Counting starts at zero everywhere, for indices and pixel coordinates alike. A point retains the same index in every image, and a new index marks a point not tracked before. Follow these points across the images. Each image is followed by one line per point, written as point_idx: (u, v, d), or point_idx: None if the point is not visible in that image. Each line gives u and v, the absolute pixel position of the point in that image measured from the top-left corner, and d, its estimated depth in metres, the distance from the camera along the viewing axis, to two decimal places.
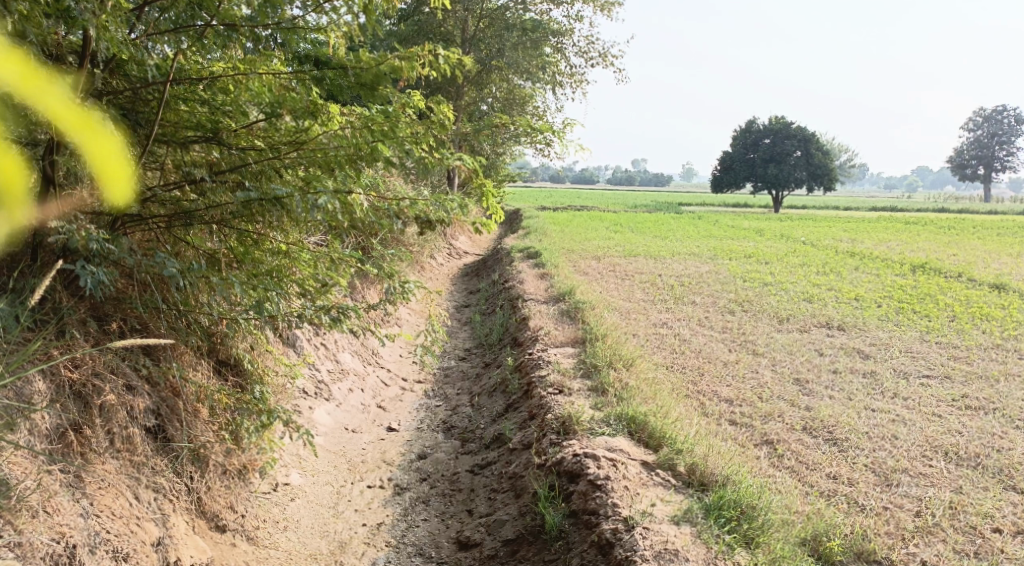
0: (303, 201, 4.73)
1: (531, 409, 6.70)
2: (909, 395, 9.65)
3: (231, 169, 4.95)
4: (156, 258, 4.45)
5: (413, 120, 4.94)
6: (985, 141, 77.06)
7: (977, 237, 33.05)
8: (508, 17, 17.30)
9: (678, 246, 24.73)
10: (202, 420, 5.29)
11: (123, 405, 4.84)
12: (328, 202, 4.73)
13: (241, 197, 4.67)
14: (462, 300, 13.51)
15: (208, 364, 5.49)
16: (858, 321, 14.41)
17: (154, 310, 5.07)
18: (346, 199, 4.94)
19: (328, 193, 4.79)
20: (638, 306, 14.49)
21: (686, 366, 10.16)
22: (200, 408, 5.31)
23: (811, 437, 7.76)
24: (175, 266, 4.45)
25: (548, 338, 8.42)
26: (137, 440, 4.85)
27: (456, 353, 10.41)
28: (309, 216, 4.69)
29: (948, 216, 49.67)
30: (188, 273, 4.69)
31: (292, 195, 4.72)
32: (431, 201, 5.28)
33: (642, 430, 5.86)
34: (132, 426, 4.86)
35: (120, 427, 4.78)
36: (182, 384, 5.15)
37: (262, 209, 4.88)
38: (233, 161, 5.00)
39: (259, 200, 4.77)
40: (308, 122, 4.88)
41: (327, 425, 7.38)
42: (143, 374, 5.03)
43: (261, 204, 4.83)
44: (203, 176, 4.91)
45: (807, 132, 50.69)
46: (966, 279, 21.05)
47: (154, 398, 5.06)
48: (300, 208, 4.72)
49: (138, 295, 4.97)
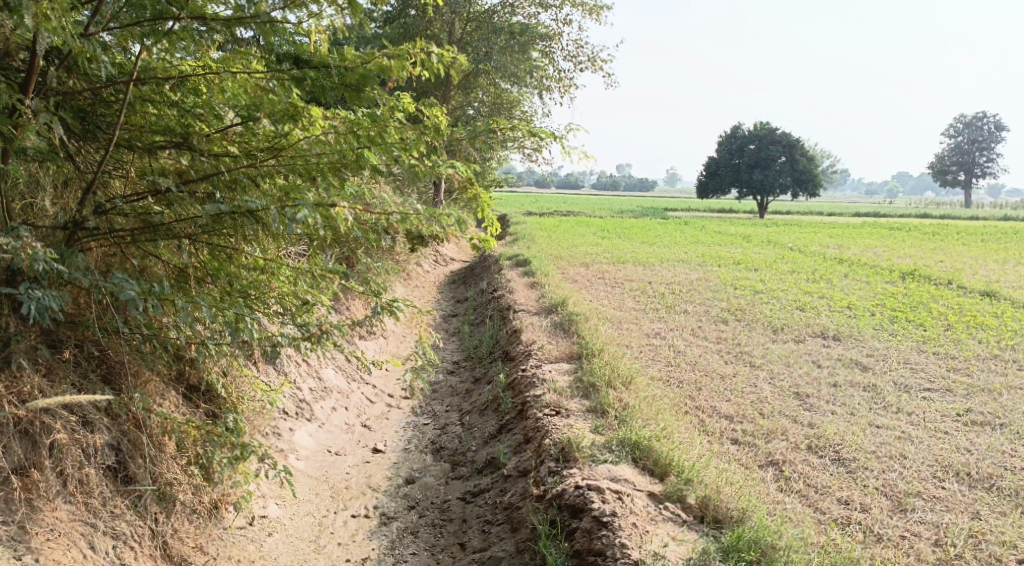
0: (280, 214, 4.34)
1: (526, 432, 6.32)
2: (913, 409, 9.32)
3: (201, 178, 4.50)
4: (113, 279, 4.05)
5: (405, 125, 4.57)
6: (966, 147, 77.47)
7: (963, 243, 32.95)
8: (496, 21, 16.93)
9: (667, 253, 24.43)
10: (169, 456, 4.87)
11: (76, 443, 4.49)
12: (308, 215, 4.34)
13: (211, 211, 4.26)
14: (449, 309, 13.09)
15: (176, 393, 5.10)
16: (853, 331, 14.11)
17: (114, 334, 4.68)
18: (329, 212, 4.53)
19: (308, 207, 4.39)
20: (629, 315, 14.13)
21: (682, 380, 9.79)
22: (166, 442, 4.89)
23: (817, 458, 7.40)
24: (134, 288, 4.04)
25: (542, 353, 8.04)
26: (93, 481, 4.50)
27: (444, 367, 9.99)
28: (286, 233, 4.27)
29: (933, 222, 49.70)
30: (150, 296, 4.27)
31: (267, 208, 4.31)
32: (423, 215, 4.89)
33: (647, 457, 5.50)
34: (88, 465, 4.51)
35: (74, 468, 4.45)
36: (145, 414, 4.73)
37: (235, 223, 4.50)
38: (204, 169, 4.57)
39: (230, 213, 4.37)
40: (289, 126, 4.44)
41: (308, 448, 6.97)
42: (101, 406, 4.66)
43: (235, 220, 4.47)
44: (170, 186, 4.47)
45: (792, 138, 50.65)
46: (957, 287, 20.83)
47: (113, 432, 4.69)
48: (276, 221, 4.32)
49: (96, 317, 4.60)
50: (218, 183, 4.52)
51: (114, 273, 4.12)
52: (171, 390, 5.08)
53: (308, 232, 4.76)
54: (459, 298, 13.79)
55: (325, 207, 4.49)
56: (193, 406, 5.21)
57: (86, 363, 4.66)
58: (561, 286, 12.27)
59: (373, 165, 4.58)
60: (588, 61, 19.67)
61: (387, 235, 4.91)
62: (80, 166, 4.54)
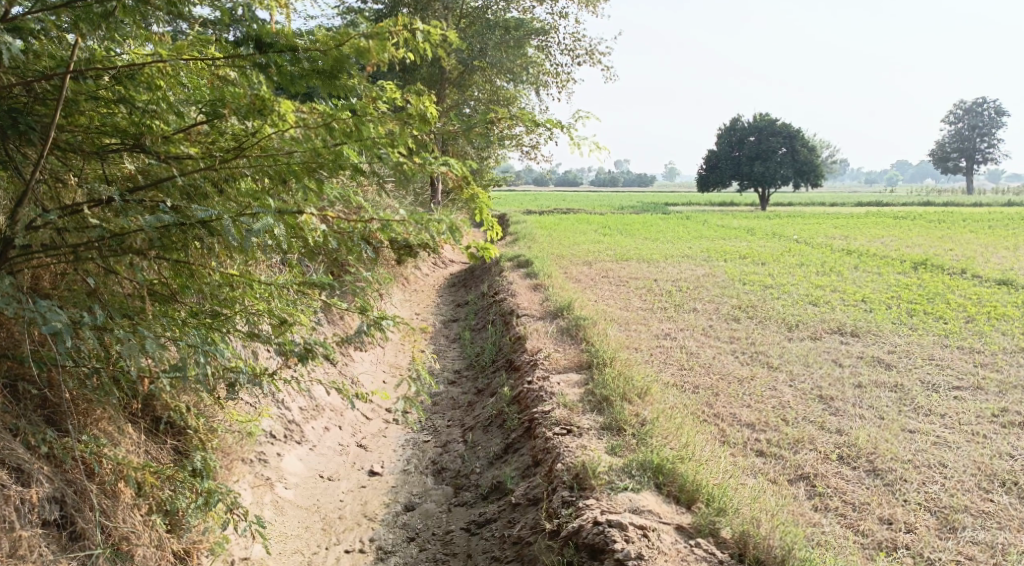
0: (234, 225, 3.74)
1: (535, 454, 5.76)
2: (946, 411, 8.74)
3: (151, 185, 4.00)
4: (35, 307, 3.48)
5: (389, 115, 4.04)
6: (967, 134, 76.75)
7: (973, 231, 32.28)
8: (489, 18, 16.42)
9: (670, 248, 23.85)
10: (126, 505, 4.32)
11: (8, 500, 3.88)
12: (269, 226, 3.74)
13: (153, 223, 3.69)
14: (449, 314, 12.50)
15: (136, 431, 4.58)
16: (871, 326, 13.51)
17: (53, 366, 4.16)
18: (294, 220, 4.10)
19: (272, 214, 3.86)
20: (636, 315, 13.57)
21: (697, 385, 9.22)
22: (122, 490, 4.34)
23: (850, 469, 6.83)
24: (60, 317, 3.46)
25: (549, 362, 7.47)
26: (29, 544, 3.88)
27: (444, 377, 9.42)
28: (247, 248, 3.71)
29: (937, 210, 49.06)
30: (82, 326, 3.70)
31: (225, 215, 3.76)
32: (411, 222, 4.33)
33: (671, 482, 4.96)
34: (24, 523, 3.93)
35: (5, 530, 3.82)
36: (93, 459, 4.21)
37: (191, 236, 3.96)
38: (156, 174, 4.13)
39: (178, 225, 3.83)
40: (254, 123, 3.97)
41: (298, 474, 6.41)
42: (41, 452, 4.11)
43: (188, 231, 3.89)
44: (117, 194, 3.97)
45: (792, 129, 50.08)
46: (972, 276, 20.22)
47: (56, 483, 4.12)
48: (230, 235, 3.71)
49: (31, 350, 4.05)
50: (170, 190, 4.03)
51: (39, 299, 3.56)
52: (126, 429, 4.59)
53: (277, 243, 4.23)
54: (460, 301, 13.20)
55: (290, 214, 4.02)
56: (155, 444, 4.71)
57: (26, 403, 4.17)
58: (565, 287, 11.69)
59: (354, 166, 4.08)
60: (586, 55, 19.12)
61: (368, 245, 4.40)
62: (14, 173, 3.99)
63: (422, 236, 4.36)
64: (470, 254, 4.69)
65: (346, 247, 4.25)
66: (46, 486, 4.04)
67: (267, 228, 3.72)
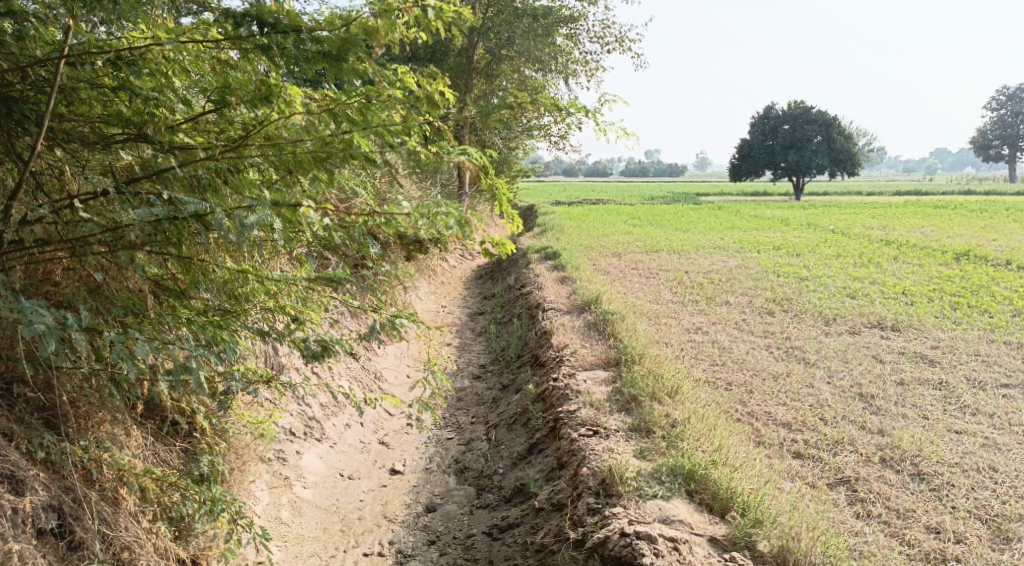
0: (226, 219, 3.58)
1: (560, 456, 5.51)
2: (993, 411, 8.35)
3: (148, 176, 3.83)
4: (18, 307, 3.30)
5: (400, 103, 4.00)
6: (1009, 121, 74.83)
7: (1016, 220, 31.39)
8: (517, 6, 15.89)
9: (702, 239, 23.42)
10: (126, 513, 4.18)
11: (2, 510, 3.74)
12: (263, 219, 3.56)
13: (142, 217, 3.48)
14: (475, 307, 12.28)
15: (140, 433, 4.47)
16: (912, 320, 13.07)
17: (49, 368, 3.99)
18: (292, 214, 3.88)
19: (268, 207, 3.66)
20: (667, 308, 13.26)
21: (730, 382, 8.92)
22: (123, 497, 4.19)
23: (893, 473, 6.52)
24: (42, 318, 3.28)
25: (575, 359, 7.22)
26: (25, 555, 3.72)
27: (469, 372, 9.19)
28: (240, 243, 3.51)
29: (979, 200, 47.89)
30: (68, 328, 3.51)
31: (218, 209, 3.55)
32: (420, 214, 4.16)
33: (703, 489, 4.68)
34: (17, 534, 3.76)
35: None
36: (93, 464, 4.10)
37: (189, 230, 3.76)
38: (154, 166, 3.92)
39: (170, 219, 3.62)
40: (260, 110, 3.77)
41: (317, 472, 6.22)
42: (38, 458, 3.98)
43: (183, 225, 3.69)
44: (113, 186, 3.78)
45: (829, 117, 49.09)
46: (1018, 268, 19.59)
47: (53, 491, 3.98)
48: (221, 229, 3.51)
49: (26, 353, 3.92)
50: (171, 181, 3.86)
51: (24, 299, 3.39)
52: (131, 431, 4.43)
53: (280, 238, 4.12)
54: (487, 294, 12.97)
55: (296, 205, 3.80)
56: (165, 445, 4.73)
57: (22, 406, 4.04)
58: (593, 279, 11.41)
59: (363, 155, 3.88)
60: (616, 42, 18.72)
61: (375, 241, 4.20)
62: (11, 156, 3.82)
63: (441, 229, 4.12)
64: (485, 249, 4.45)
65: (351, 243, 4.05)
66: (41, 495, 3.90)
67: (262, 221, 3.54)
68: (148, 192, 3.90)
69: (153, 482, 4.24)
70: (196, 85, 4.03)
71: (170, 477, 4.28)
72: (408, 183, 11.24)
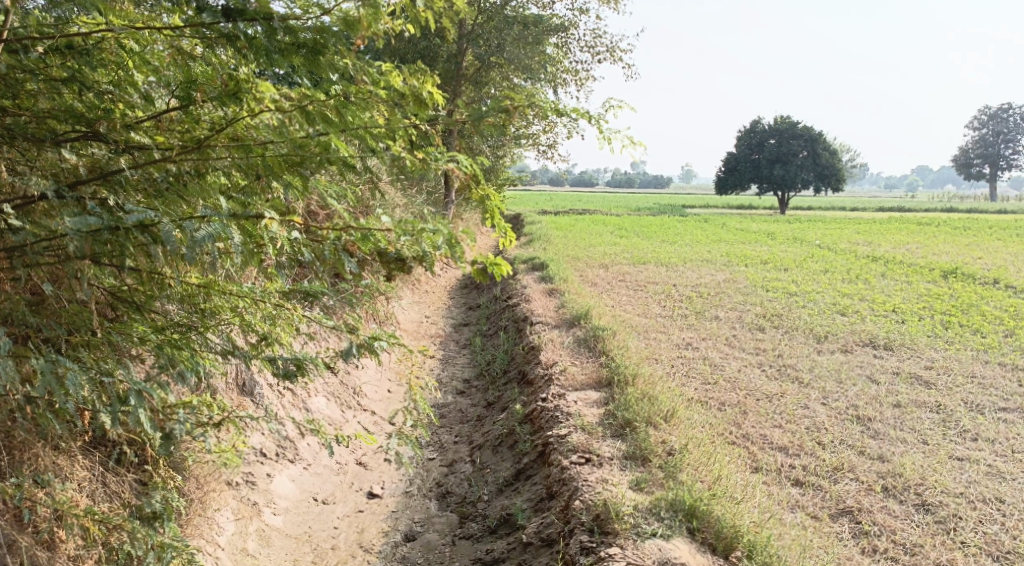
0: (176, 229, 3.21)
1: (550, 485, 5.17)
2: (995, 436, 8.08)
3: (95, 178, 3.47)
4: None
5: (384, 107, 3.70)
6: (990, 139, 75.41)
7: (998, 238, 31.44)
8: (506, 13, 15.61)
9: (689, 252, 23.17)
10: (65, 556, 3.95)
11: None
12: (214, 232, 3.23)
13: (77, 225, 3.11)
14: (460, 318, 11.90)
15: (83, 467, 4.18)
16: (905, 339, 12.82)
17: None
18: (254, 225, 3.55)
19: (223, 218, 3.36)
20: (656, 322, 12.96)
21: (723, 402, 8.61)
22: (59, 538, 3.97)
23: (897, 503, 6.22)
24: None
25: (565, 377, 6.87)
26: None
27: (452, 387, 8.81)
28: (190, 258, 3.15)
29: (962, 217, 48.04)
30: None
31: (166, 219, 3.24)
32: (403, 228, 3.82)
33: (705, 527, 4.36)
34: None
35: None
36: (25, 503, 3.77)
37: (136, 240, 3.42)
38: (107, 166, 3.59)
39: (110, 229, 3.24)
40: (229, 108, 3.57)
41: (288, 497, 5.82)
42: None
43: (128, 235, 3.32)
44: (54, 188, 3.43)
45: (815, 132, 49.16)
46: (1005, 287, 19.48)
47: None
48: (169, 239, 3.15)
49: None
50: (123, 184, 3.55)
51: None
52: (75, 462, 4.14)
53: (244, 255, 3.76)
54: (472, 304, 12.61)
55: (259, 214, 3.47)
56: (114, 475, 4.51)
57: None
58: (582, 292, 11.09)
59: (342, 159, 3.59)
60: (606, 51, 18.49)
61: (350, 258, 3.88)
62: None
63: (427, 246, 3.79)
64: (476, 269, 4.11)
65: (325, 261, 3.72)
66: None
67: (214, 235, 3.22)
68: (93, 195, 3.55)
69: (95, 522, 3.88)
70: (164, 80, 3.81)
71: (114, 518, 3.90)
72: (392, 189, 10.90)
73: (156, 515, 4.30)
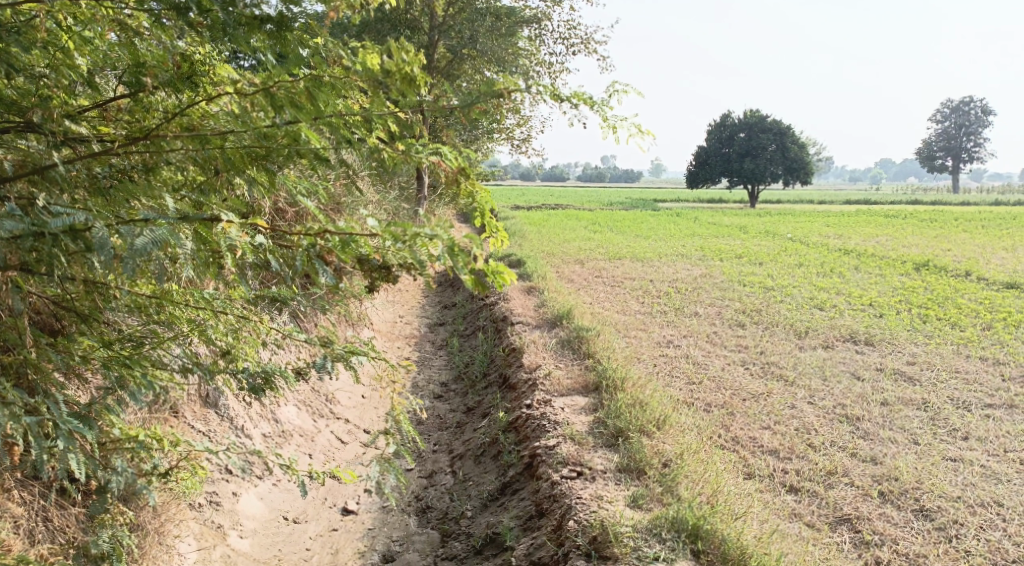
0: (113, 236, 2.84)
1: (539, 503, 4.90)
2: (986, 434, 7.92)
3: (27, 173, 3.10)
4: None
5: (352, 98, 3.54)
6: (953, 133, 76.39)
7: (965, 231, 31.68)
8: (478, 6, 15.33)
9: (663, 246, 22.98)
10: None
11: None
12: (156, 243, 2.86)
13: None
14: (435, 317, 11.54)
15: (17, 497, 4.02)
16: (885, 333, 12.68)
17: None
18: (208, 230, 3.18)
19: (170, 222, 2.99)
20: (635, 319, 12.71)
21: (708, 403, 8.36)
22: None
23: (895, 510, 6.03)
24: None
25: (550, 382, 6.58)
26: None
27: (429, 391, 8.46)
28: (128, 271, 2.79)
29: (928, 209, 48.50)
30: None
31: (100, 224, 2.87)
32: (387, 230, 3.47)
33: (710, 549, 4.15)
34: None
35: None
36: None
37: (69, 249, 3.04)
38: (36, 159, 3.22)
39: (34, 237, 2.86)
40: (184, 94, 3.40)
41: (257, 517, 5.47)
42: None
43: (57, 243, 2.94)
44: None
45: (783, 125, 49.33)
46: (977, 279, 19.50)
47: None
48: (103, 252, 2.79)
49: None
50: (59, 180, 3.20)
51: None
52: (11, 494, 4.00)
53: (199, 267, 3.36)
54: (447, 302, 12.25)
55: (214, 217, 3.09)
56: (57, 508, 4.20)
57: None
58: (561, 290, 10.79)
59: (315, 152, 3.26)
60: (580, 43, 18.21)
61: (325, 267, 3.54)
62: None
63: (419, 253, 3.45)
64: (475, 276, 3.52)
65: (296, 270, 3.37)
66: None
67: (156, 243, 2.86)
68: (19, 194, 3.20)
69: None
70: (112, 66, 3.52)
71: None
72: (364, 185, 10.54)
73: (104, 556, 4.03)
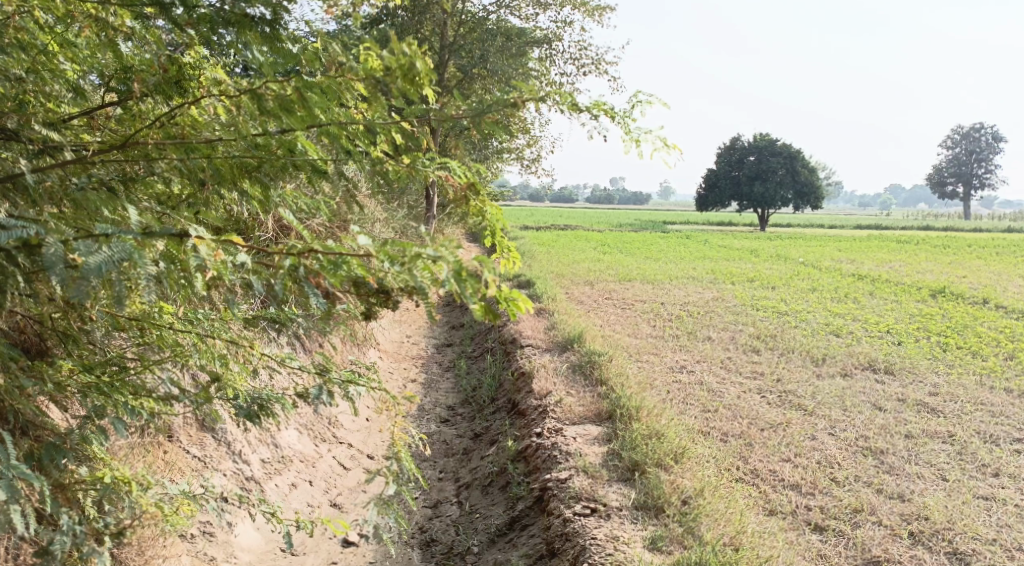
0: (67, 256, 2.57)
1: (550, 541, 4.60)
2: (1017, 471, 7.57)
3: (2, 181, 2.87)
4: None
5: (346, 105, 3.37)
6: (965, 159, 76.08)
7: (979, 257, 31.32)
8: (490, 25, 15.17)
9: (674, 269, 22.68)
10: None
11: None
12: (107, 266, 2.57)
13: None
14: (443, 339, 11.24)
15: None
16: (904, 362, 12.34)
17: None
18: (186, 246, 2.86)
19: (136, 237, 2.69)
20: (647, 343, 12.40)
21: (725, 432, 8.04)
22: None
23: (927, 552, 5.70)
24: None
25: (561, 409, 6.27)
26: None
27: (436, 415, 8.15)
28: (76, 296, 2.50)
29: (941, 235, 48.10)
30: None
31: (53, 241, 2.59)
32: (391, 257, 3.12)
33: None
34: None
35: None
36: None
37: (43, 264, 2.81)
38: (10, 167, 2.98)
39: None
40: (173, 99, 3.16)
41: (253, 549, 5.19)
42: None
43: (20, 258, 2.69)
44: None
45: (794, 149, 49.11)
46: (995, 307, 19.14)
47: None
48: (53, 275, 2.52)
49: None
50: (31, 190, 2.95)
51: None
52: None
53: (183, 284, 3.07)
54: (455, 323, 11.96)
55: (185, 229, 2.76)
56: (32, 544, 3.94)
57: None
58: (572, 311, 10.50)
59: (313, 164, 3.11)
60: (592, 64, 18.03)
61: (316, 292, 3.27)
62: None
63: (422, 275, 3.10)
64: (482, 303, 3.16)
65: (278, 290, 3.05)
66: None
67: (113, 263, 2.57)
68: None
69: None
70: (100, 70, 3.35)
71: None
72: (371, 203, 10.30)
73: None
